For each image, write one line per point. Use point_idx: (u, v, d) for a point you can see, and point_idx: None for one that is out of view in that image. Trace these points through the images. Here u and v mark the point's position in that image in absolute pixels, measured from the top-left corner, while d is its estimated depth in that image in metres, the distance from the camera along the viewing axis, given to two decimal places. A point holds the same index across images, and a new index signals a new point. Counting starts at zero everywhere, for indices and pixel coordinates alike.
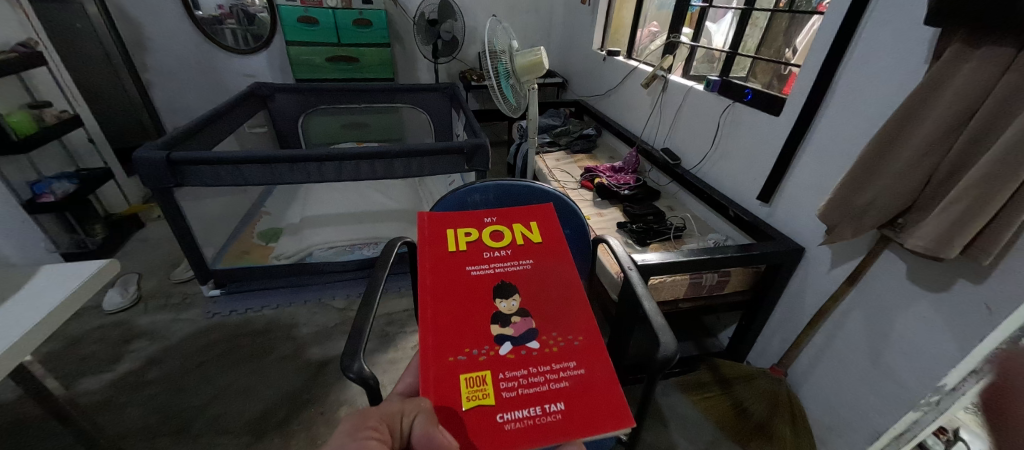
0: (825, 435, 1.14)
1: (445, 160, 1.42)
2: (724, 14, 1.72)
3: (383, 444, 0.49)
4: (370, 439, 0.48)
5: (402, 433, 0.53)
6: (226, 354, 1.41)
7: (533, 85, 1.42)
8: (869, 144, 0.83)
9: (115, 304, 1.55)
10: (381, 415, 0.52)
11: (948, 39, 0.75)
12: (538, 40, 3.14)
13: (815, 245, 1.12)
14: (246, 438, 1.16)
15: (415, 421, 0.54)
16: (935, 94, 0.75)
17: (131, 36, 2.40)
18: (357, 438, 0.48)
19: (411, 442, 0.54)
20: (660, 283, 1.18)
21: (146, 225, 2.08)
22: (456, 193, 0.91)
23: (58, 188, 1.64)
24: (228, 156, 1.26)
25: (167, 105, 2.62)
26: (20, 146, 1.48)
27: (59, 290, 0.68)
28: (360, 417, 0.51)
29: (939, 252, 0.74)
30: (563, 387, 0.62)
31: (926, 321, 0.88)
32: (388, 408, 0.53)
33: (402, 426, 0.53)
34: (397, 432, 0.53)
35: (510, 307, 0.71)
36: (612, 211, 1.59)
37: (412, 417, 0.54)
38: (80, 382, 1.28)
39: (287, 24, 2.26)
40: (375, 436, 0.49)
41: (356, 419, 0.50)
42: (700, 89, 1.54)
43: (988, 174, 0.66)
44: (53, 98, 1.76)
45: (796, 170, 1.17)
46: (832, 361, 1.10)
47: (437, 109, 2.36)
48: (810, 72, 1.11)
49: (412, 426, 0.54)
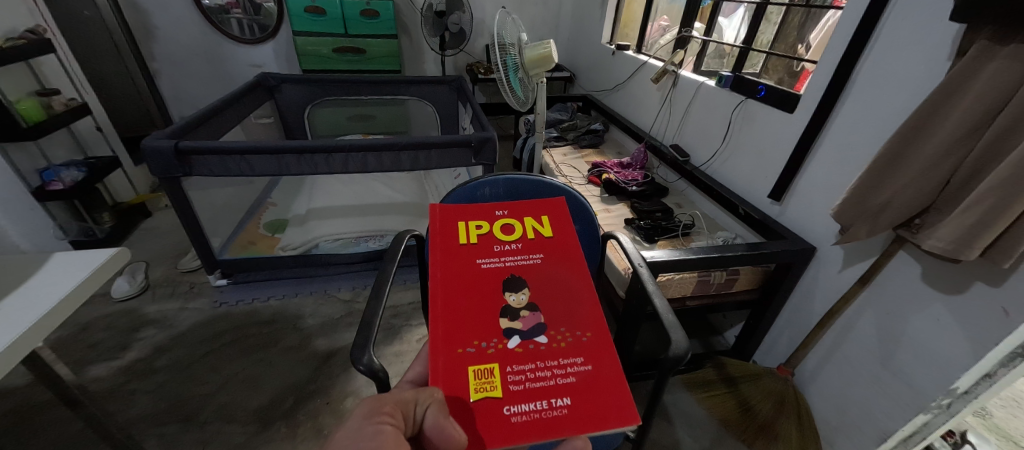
0: (831, 436, 1.14)
1: (453, 153, 1.40)
2: (736, 8, 1.62)
3: (396, 432, 0.49)
4: (385, 426, 0.48)
5: (414, 420, 0.53)
6: (233, 344, 1.41)
7: (543, 79, 1.40)
8: (888, 142, 0.82)
9: (123, 291, 1.56)
10: (396, 401, 0.51)
11: (974, 35, 0.74)
12: (547, 34, 3.11)
13: (827, 245, 1.11)
14: (252, 427, 1.17)
15: (427, 410, 0.53)
16: (958, 92, 0.73)
17: (137, 23, 2.39)
18: (371, 423, 0.48)
19: (423, 429, 0.54)
20: (668, 280, 1.17)
21: (153, 214, 2.09)
22: (466, 187, 0.90)
23: (67, 176, 1.65)
24: (235, 145, 1.25)
25: (173, 95, 2.62)
26: (30, 133, 1.48)
27: (70, 277, 0.68)
28: (374, 401, 0.50)
29: (959, 254, 0.72)
30: (570, 382, 0.62)
31: (941, 323, 0.86)
32: (403, 394, 0.53)
33: (415, 414, 0.53)
34: (410, 419, 0.53)
35: (519, 301, 0.70)
36: (620, 207, 1.58)
37: (425, 406, 0.54)
38: (88, 368, 1.29)
39: (293, 14, 2.24)
40: (389, 422, 0.49)
41: (371, 403, 0.50)
42: (711, 84, 1.52)
43: (1013, 173, 0.64)
44: (63, 86, 1.77)
45: (810, 168, 1.15)
46: (840, 362, 1.09)
47: (444, 102, 2.35)
48: (827, 68, 1.09)
49: (425, 415, 0.54)
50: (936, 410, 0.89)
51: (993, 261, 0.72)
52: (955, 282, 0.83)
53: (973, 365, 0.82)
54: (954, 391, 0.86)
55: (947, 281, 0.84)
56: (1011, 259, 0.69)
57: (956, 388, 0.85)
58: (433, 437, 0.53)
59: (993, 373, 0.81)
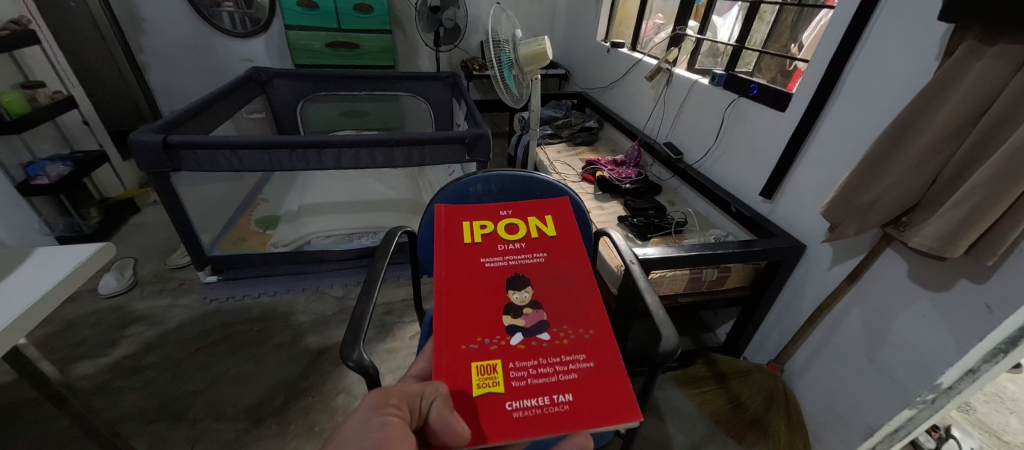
0: (819, 432, 1.15)
1: (447, 149, 1.39)
2: (730, 7, 1.66)
3: (401, 424, 0.50)
4: (390, 418, 0.49)
5: (420, 413, 0.54)
6: (224, 341, 1.40)
7: (537, 76, 1.38)
8: (879, 140, 0.82)
9: (111, 288, 1.53)
10: (402, 394, 0.52)
11: (961, 36, 0.75)
12: (542, 31, 3.10)
13: (815, 243, 1.12)
14: (243, 424, 1.16)
15: (433, 404, 0.54)
16: (945, 91, 0.74)
17: (126, 15, 2.35)
18: (377, 415, 0.49)
19: (428, 422, 0.54)
20: (660, 277, 1.18)
21: (142, 210, 2.06)
22: (459, 183, 0.89)
23: (52, 171, 1.61)
24: (224, 140, 1.24)
25: (162, 89, 2.59)
26: (14, 125, 1.45)
27: (52, 274, 0.67)
28: (382, 393, 0.51)
29: (944, 251, 0.73)
30: (572, 378, 0.62)
31: (925, 320, 0.88)
32: (409, 387, 0.53)
33: (420, 407, 0.54)
34: (416, 411, 0.53)
35: (523, 299, 0.71)
36: (613, 205, 1.59)
37: (430, 400, 0.54)
38: (75, 366, 1.28)
39: (286, 8, 2.22)
40: (395, 415, 0.50)
41: (378, 395, 0.51)
42: (704, 83, 1.53)
43: (998, 173, 0.65)
44: (47, 78, 1.73)
45: (800, 167, 1.17)
46: (828, 359, 1.11)
47: (438, 98, 2.33)
48: (818, 68, 1.09)
49: (430, 408, 0.54)
50: (920, 405, 0.91)
51: (977, 258, 0.73)
52: (941, 280, 0.85)
53: (957, 360, 0.83)
54: (938, 387, 0.87)
55: (932, 279, 0.86)
56: (994, 256, 0.70)
57: (940, 383, 0.86)
58: (437, 429, 0.53)
59: (976, 369, 0.83)
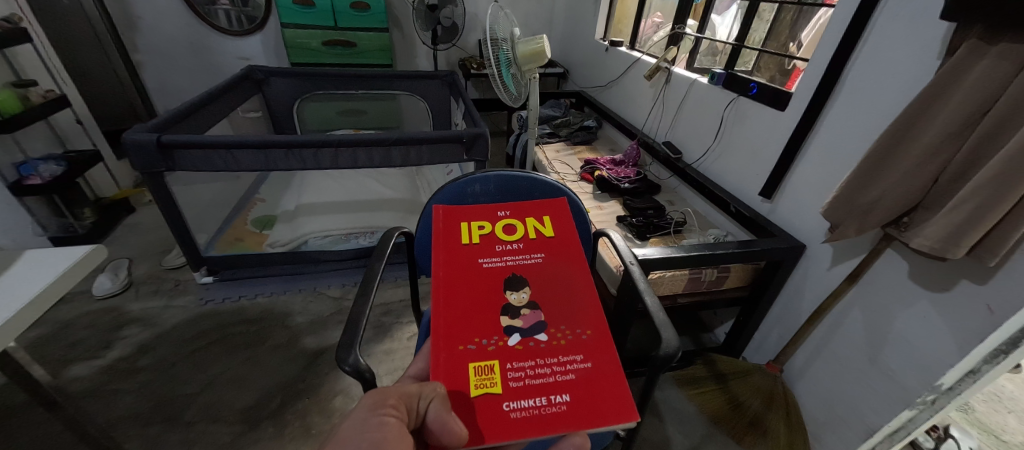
0: (819, 432, 1.15)
1: (445, 148, 1.38)
2: (728, 6, 1.67)
3: (399, 424, 0.49)
4: (388, 418, 0.48)
5: (418, 414, 0.53)
6: (220, 342, 1.39)
7: (534, 75, 1.36)
8: (880, 139, 0.82)
9: (105, 289, 1.52)
10: (400, 394, 0.51)
11: (963, 35, 0.74)
12: (540, 29, 3.08)
13: (815, 243, 1.12)
14: (239, 427, 1.15)
15: (431, 404, 0.53)
16: (947, 91, 0.74)
17: (120, 13, 2.33)
18: (375, 415, 0.48)
19: (425, 423, 0.53)
20: (660, 278, 1.18)
21: (137, 210, 2.04)
22: (456, 184, 0.88)
23: (45, 171, 1.60)
24: (219, 139, 1.22)
25: (157, 87, 2.56)
26: (6, 124, 1.43)
27: (40, 277, 0.65)
28: (380, 393, 0.50)
29: (946, 253, 0.73)
30: (570, 379, 0.61)
31: (926, 320, 0.87)
32: (407, 388, 0.52)
33: (418, 408, 0.53)
34: (414, 412, 0.53)
35: (521, 299, 0.70)
36: (612, 204, 1.58)
37: (428, 400, 0.53)
38: (68, 368, 1.26)
39: (282, 6, 2.20)
40: (393, 415, 0.49)
41: (376, 395, 0.50)
42: (704, 82, 1.52)
43: (1000, 173, 0.65)
44: (39, 77, 1.71)
45: (799, 167, 1.16)
46: (828, 359, 1.11)
47: (436, 97, 2.32)
48: (818, 67, 1.09)
49: (428, 409, 0.53)
50: (921, 406, 0.91)
51: (979, 259, 0.72)
52: (941, 281, 0.84)
53: (957, 361, 0.83)
54: (939, 387, 0.87)
55: (933, 280, 0.85)
56: (996, 257, 0.70)
57: (940, 384, 0.86)
58: (435, 430, 0.53)
59: (977, 370, 0.82)
